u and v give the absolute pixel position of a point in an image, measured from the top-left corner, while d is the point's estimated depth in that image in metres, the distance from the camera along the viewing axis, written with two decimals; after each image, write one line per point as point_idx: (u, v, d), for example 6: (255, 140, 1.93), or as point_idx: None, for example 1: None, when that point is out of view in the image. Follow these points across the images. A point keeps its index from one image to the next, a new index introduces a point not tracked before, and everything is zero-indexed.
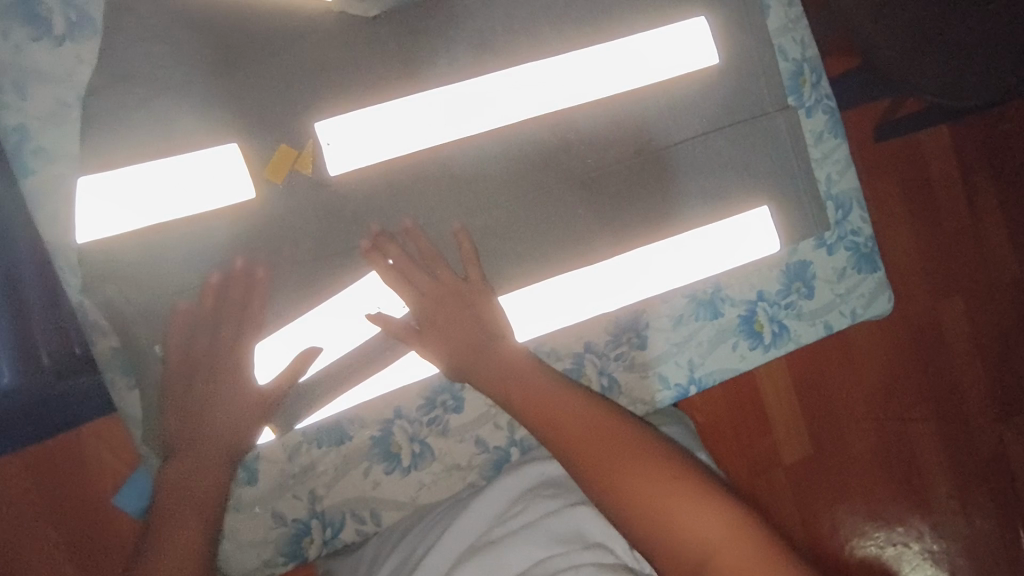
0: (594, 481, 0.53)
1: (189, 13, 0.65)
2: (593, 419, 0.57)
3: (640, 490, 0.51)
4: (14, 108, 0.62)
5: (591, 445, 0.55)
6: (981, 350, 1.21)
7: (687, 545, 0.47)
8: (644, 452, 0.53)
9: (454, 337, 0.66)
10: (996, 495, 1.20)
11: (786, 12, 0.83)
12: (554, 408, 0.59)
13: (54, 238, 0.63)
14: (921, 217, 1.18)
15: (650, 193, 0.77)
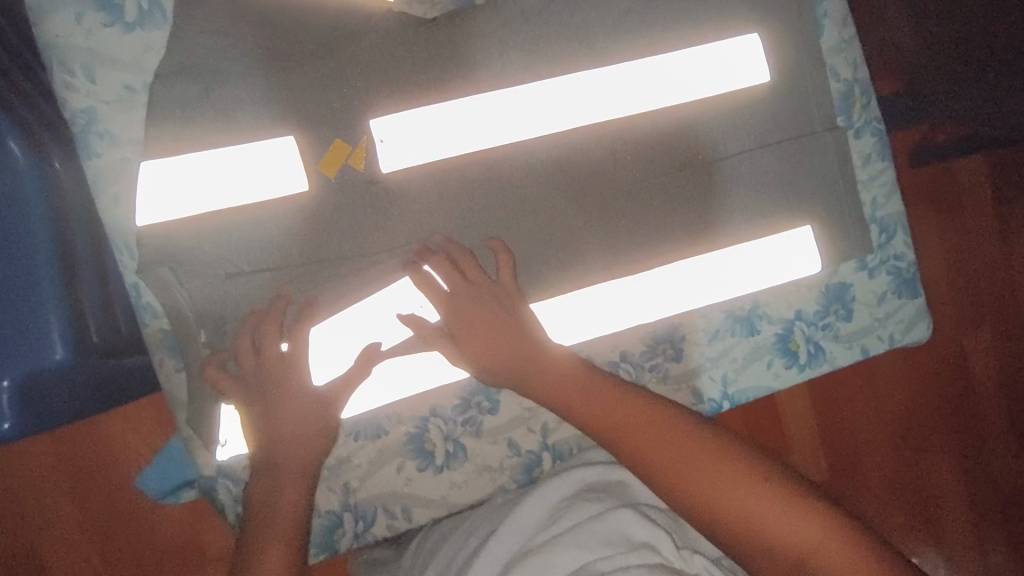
0: (670, 493, 0.54)
1: (252, 7, 0.66)
2: (655, 426, 0.58)
3: (724, 495, 0.53)
4: (83, 91, 0.63)
5: (666, 455, 0.56)
6: (1007, 382, 1.19)
7: (780, 546, 0.50)
8: (713, 452, 0.56)
9: (480, 329, 0.65)
10: (1013, 531, 1.18)
11: (840, 31, 0.81)
12: (618, 417, 0.59)
13: (115, 220, 0.65)
14: (950, 243, 1.17)
15: (694, 207, 0.77)
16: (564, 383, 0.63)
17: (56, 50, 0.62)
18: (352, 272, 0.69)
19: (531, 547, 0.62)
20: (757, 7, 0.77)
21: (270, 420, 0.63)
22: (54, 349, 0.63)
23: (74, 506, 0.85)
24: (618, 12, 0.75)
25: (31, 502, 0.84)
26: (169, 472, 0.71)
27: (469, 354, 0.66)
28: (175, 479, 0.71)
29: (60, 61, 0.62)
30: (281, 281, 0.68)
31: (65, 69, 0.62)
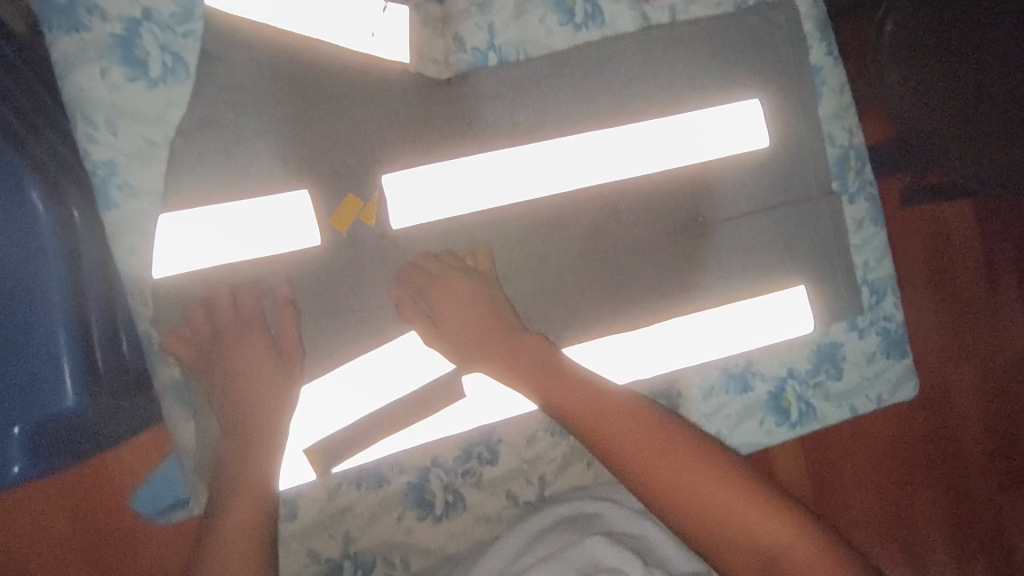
0: (651, 489, 0.59)
1: (273, 67, 0.68)
2: (635, 422, 0.63)
3: (700, 496, 0.58)
4: (105, 144, 0.64)
5: (645, 453, 0.60)
6: (987, 419, 1.22)
7: (751, 546, 0.55)
8: (689, 453, 0.60)
9: (458, 322, 0.69)
10: (991, 563, 1.21)
11: (838, 99, 0.84)
12: (604, 412, 0.63)
13: (129, 271, 0.66)
14: (936, 290, 1.21)
15: (693, 266, 0.79)
16: (564, 385, 0.65)
17: (81, 104, 0.64)
18: (361, 325, 0.71)
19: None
20: (761, 75, 0.80)
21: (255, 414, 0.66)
22: (66, 396, 0.64)
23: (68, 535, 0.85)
24: (629, 77, 0.77)
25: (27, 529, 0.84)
26: (161, 492, 0.72)
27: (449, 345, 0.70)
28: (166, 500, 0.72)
29: (84, 114, 0.64)
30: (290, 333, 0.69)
31: (88, 122, 0.64)
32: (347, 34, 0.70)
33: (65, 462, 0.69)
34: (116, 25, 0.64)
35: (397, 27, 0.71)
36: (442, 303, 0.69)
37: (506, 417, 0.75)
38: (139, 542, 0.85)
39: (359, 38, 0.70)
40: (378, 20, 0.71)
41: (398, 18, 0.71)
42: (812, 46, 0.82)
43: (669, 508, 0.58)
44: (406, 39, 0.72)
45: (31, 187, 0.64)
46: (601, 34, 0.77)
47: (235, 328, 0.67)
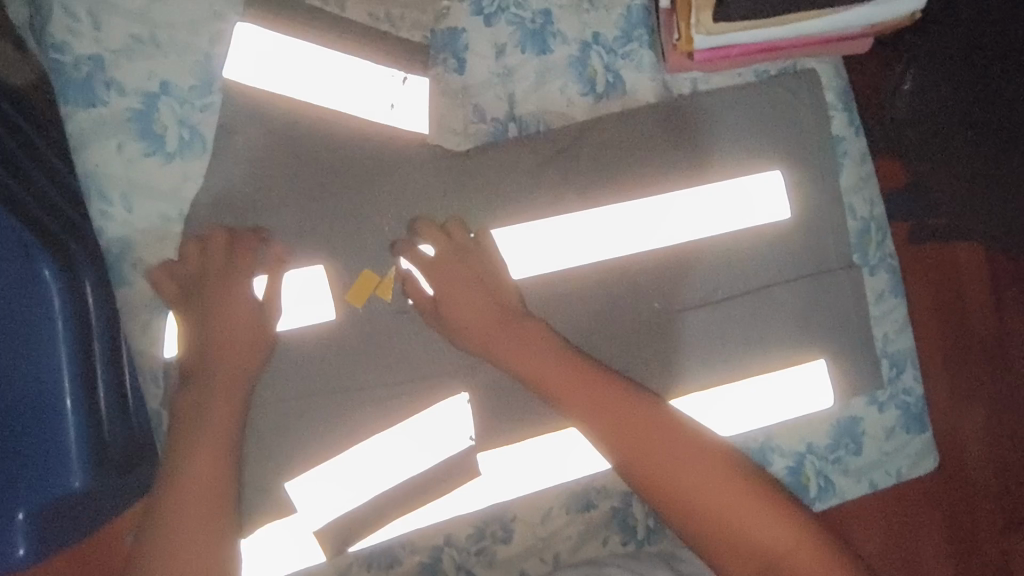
0: (656, 488, 0.61)
1: (289, 140, 0.67)
2: (639, 419, 0.63)
3: (704, 499, 0.60)
4: (119, 220, 0.64)
5: (651, 455, 0.62)
6: None
7: (752, 548, 0.58)
8: (693, 455, 0.62)
9: (464, 294, 0.67)
10: None
11: (859, 170, 0.82)
12: (609, 410, 0.64)
13: (141, 347, 0.65)
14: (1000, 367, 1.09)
15: (712, 338, 0.78)
16: (573, 384, 0.65)
17: (97, 180, 0.63)
18: (375, 401, 0.69)
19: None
20: (784, 146, 0.79)
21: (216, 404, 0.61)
22: (72, 479, 0.62)
23: None
24: (650, 149, 0.75)
25: None
26: None
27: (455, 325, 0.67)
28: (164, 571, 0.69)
29: (100, 190, 0.63)
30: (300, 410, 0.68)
31: (103, 198, 0.63)
32: (366, 106, 0.68)
33: (71, 535, 0.68)
34: (133, 99, 0.63)
35: (416, 98, 0.70)
36: (450, 273, 0.68)
37: (521, 494, 0.73)
38: None
39: (377, 108, 0.69)
40: (397, 92, 0.70)
41: (417, 88, 0.70)
42: (834, 116, 0.81)
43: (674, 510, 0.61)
44: (426, 110, 0.71)
45: (43, 261, 0.63)
46: (623, 103, 0.76)
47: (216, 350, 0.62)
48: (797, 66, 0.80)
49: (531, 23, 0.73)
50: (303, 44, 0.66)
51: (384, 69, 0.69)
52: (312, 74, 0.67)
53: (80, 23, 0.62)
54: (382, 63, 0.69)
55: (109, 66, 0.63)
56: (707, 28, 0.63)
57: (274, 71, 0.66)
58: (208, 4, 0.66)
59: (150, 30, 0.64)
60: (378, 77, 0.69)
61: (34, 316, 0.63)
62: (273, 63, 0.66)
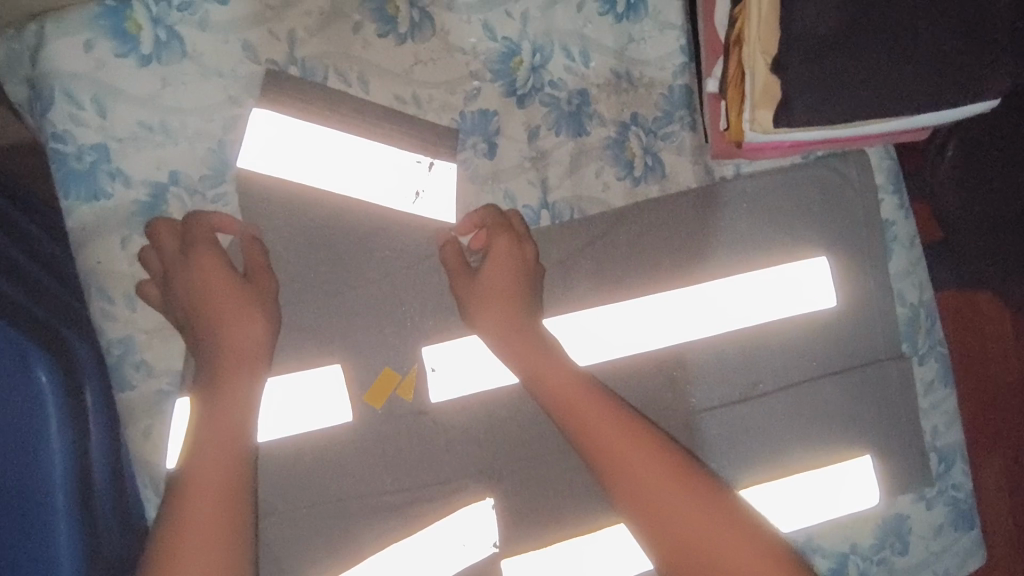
0: (684, 568, 0.56)
1: (310, 232, 0.62)
2: (675, 485, 0.58)
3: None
4: (122, 320, 0.58)
5: (683, 527, 0.57)
6: None
7: None
8: (731, 531, 0.57)
9: (501, 274, 0.63)
10: None
11: (907, 255, 0.78)
12: (644, 473, 0.58)
13: (140, 456, 0.59)
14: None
15: (752, 431, 0.73)
16: (614, 437, 0.60)
17: (99, 277, 0.58)
18: (394, 511, 0.64)
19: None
20: (826, 232, 0.75)
21: (219, 429, 0.53)
22: None
23: None
24: (688, 234, 0.71)
25: None
26: None
27: (484, 320, 0.63)
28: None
29: (101, 288, 0.58)
30: (314, 523, 0.62)
31: (105, 297, 0.58)
32: (390, 195, 0.64)
33: None
34: (140, 190, 0.59)
35: (444, 185, 0.66)
36: (495, 254, 0.63)
37: None
38: None
39: (402, 197, 0.64)
40: (423, 178, 0.65)
41: (444, 175, 0.66)
42: (884, 199, 0.77)
43: (661, 545, 0.57)
44: (454, 196, 0.66)
45: (38, 364, 0.58)
46: (660, 187, 0.72)
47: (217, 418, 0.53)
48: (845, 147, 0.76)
49: (567, 104, 0.70)
50: (325, 132, 0.62)
51: (409, 154, 0.65)
52: (335, 163, 0.63)
53: (85, 110, 0.58)
54: (408, 149, 0.64)
55: (115, 156, 0.58)
56: (764, 126, 0.59)
57: (295, 160, 0.62)
58: (223, 88, 0.61)
59: (160, 116, 0.59)
60: (403, 163, 0.65)
61: (27, 423, 0.58)
62: (293, 151, 0.62)
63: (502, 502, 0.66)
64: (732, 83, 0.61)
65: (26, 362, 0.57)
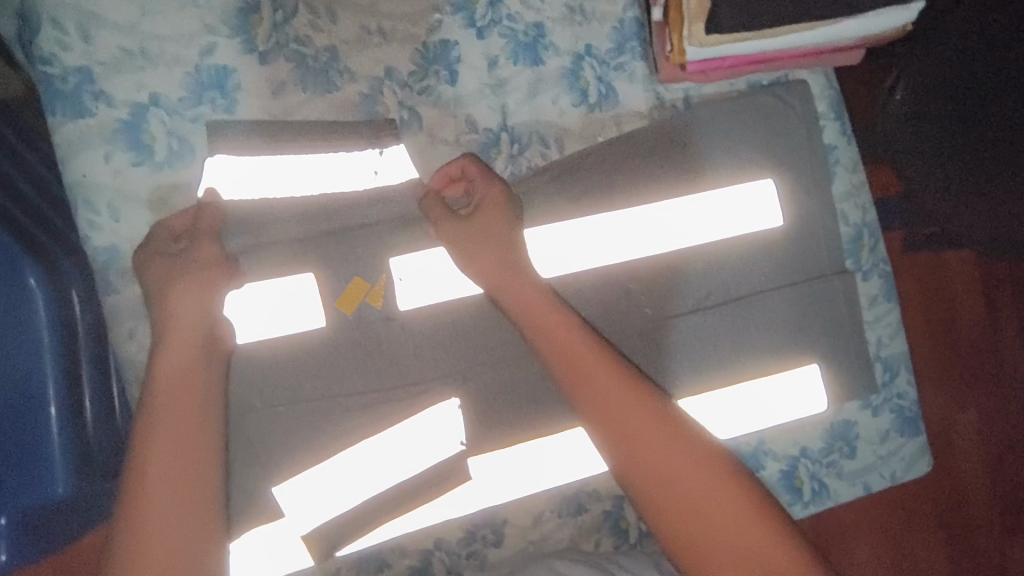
0: (630, 472, 0.57)
1: (282, 150, 0.67)
2: (627, 393, 0.59)
3: (681, 488, 0.56)
4: (107, 230, 0.63)
5: (631, 434, 0.58)
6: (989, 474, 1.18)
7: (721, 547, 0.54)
8: (678, 443, 0.58)
9: (491, 223, 0.66)
10: None
11: (850, 177, 0.82)
12: (597, 380, 0.60)
13: (126, 355, 0.64)
14: (948, 355, 1.18)
15: (702, 340, 0.79)
16: (571, 346, 0.62)
17: (84, 190, 0.63)
18: (368, 410, 0.69)
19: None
20: (773, 154, 0.79)
21: (182, 353, 0.56)
22: (57, 484, 0.64)
23: None
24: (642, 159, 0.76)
25: None
26: None
27: (478, 263, 0.66)
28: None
29: (87, 201, 0.63)
30: (293, 422, 0.68)
31: (91, 209, 0.63)
32: (350, 179, 0.69)
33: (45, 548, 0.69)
34: (122, 110, 0.63)
35: (399, 162, 0.70)
36: (483, 203, 0.67)
37: (512, 499, 0.74)
38: None
39: (363, 179, 0.69)
40: (377, 161, 0.70)
41: (396, 157, 0.70)
42: (826, 126, 0.81)
43: (636, 481, 0.57)
44: (411, 167, 0.70)
45: (28, 269, 0.65)
46: (615, 113, 0.76)
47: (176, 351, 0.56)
48: (788, 77, 0.80)
49: (523, 35, 0.74)
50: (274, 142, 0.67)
51: (360, 143, 0.69)
52: (293, 166, 0.68)
53: (69, 36, 0.62)
54: (357, 141, 0.69)
55: (98, 78, 0.63)
56: (699, 39, 0.64)
57: (252, 162, 0.66)
58: (197, 18, 0.65)
59: (139, 43, 0.64)
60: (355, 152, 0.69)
61: (21, 324, 0.66)
62: (247, 163, 0.66)
63: (467, 404, 0.72)
64: (674, 7, 0.66)
65: (18, 268, 0.65)
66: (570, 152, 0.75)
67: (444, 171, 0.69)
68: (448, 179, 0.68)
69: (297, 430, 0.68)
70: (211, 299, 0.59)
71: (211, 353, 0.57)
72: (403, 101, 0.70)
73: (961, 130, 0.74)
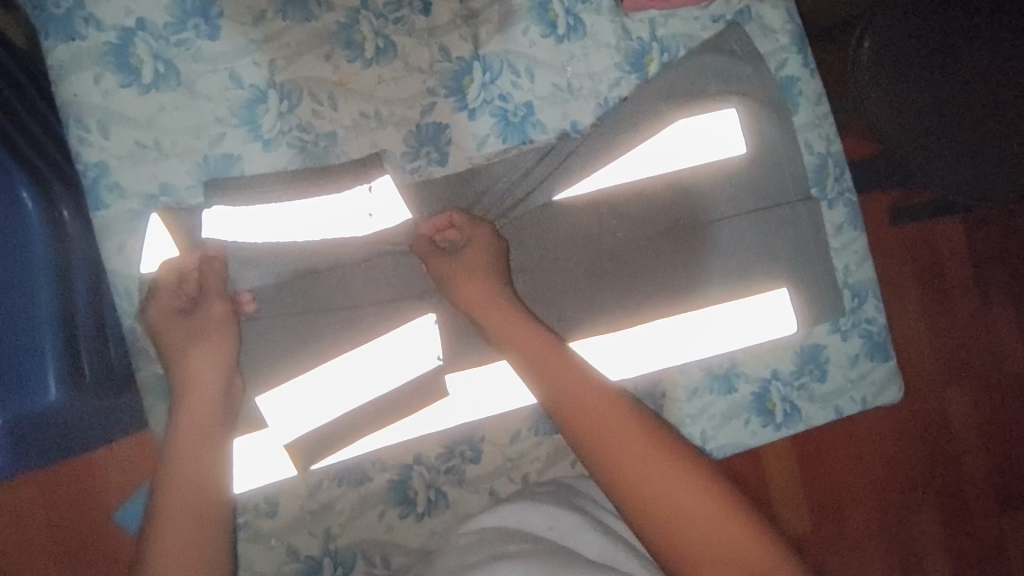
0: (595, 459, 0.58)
1: (261, 75, 0.70)
2: (588, 389, 0.61)
3: (642, 475, 0.55)
4: (96, 147, 0.67)
5: (592, 420, 0.59)
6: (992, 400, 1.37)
7: (682, 528, 0.53)
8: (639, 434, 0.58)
9: (476, 261, 0.69)
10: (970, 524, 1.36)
11: (814, 109, 0.85)
12: (562, 376, 0.62)
13: (116, 266, 0.68)
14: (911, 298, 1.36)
15: (676, 264, 0.80)
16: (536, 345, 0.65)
17: (74, 109, 0.66)
18: (345, 322, 0.71)
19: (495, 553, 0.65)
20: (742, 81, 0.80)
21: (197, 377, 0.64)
22: (48, 391, 0.69)
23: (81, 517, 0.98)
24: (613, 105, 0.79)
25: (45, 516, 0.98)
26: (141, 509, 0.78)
27: (465, 287, 0.68)
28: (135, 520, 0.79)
29: (78, 119, 0.67)
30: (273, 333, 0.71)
31: (81, 127, 0.67)
32: (346, 221, 0.71)
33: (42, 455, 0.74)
34: (110, 34, 0.67)
35: (391, 197, 0.72)
36: (476, 241, 0.69)
37: (489, 416, 0.76)
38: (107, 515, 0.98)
39: (359, 222, 0.72)
40: (370, 199, 0.72)
41: (386, 190, 0.72)
42: (788, 59, 0.84)
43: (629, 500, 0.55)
44: (402, 203, 0.72)
45: (19, 182, 0.71)
46: (583, 45, 0.79)
47: (192, 318, 0.66)
48: (751, 10, 0.83)
49: None
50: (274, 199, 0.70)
51: (354, 186, 0.71)
52: (293, 222, 0.70)
53: None
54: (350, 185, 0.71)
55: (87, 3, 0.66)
56: None
57: (251, 215, 0.69)
58: None
59: None
60: (349, 192, 0.71)
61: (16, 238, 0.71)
62: (244, 218, 0.69)
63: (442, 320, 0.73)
64: None
65: (12, 185, 0.70)
66: (542, 82, 0.78)
67: (431, 219, 0.71)
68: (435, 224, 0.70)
69: (279, 342, 0.71)
70: (219, 344, 0.65)
71: (218, 360, 0.65)
72: (378, 31, 0.74)
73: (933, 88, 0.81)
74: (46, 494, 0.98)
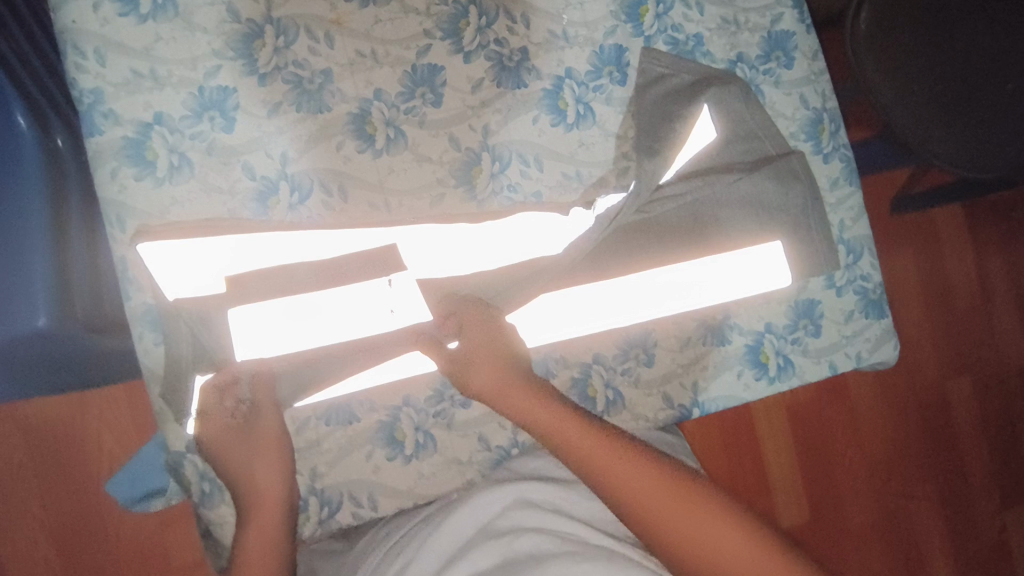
0: (594, 479, 0.55)
1: (259, 10, 0.71)
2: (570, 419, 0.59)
3: (640, 491, 0.53)
4: (93, 73, 0.67)
5: (580, 442, 0.57)
6: (988, 384, 1.37)
7: (688, 543, 0.51)
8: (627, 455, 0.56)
9: (478, 338, 0.64)
10: (969, 510, 1.35)
11: (810, 64, 0.85)
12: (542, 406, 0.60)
13: (108, 194, 0.68)
14: (915, 283, 1.34)
15: (676, 217, 0.77)
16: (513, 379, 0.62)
17: (71, 35, 0.67)
18: (342, 335, 0.68)
19: (502, 524, 0.64)
20: None
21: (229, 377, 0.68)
22: (38, 316, 0.69)
23: (67, 474, 1.03)
24: (619, 76, 0.81)
25: (29, 475, 1.02)
26: (139, 478, 0.77)
27: (467, 331, 0.64)
28: (142, 484, 0.76)
29: (74, 44, 0.67)
30: (277, 328, 0.68)
31: (78, 53, 0.67)
32: (367, 319, 0.69)
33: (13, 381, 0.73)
34: None
35: (411, 292, 0.70)
36: (474, 330, 0.64)
37: None
38: (95, 467, 1.04)
39: (379, 320, 0.69)
40: (390, 296, 0.70)
41: (405, 286, 0.70)
42: (783, 13, 0.85)
43: (634, 519, 0.53)
44: (420, 295, 0.70)
45: (16, 109, 0.75)
46: None
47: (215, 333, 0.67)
48: None
49: None
50: (285, 292, 0.67)
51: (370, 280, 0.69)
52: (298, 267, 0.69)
53: None
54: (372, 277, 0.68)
55: None
56: None
57: (264, 316, 0.68)
58: None
59: None
60: (365, 288, 0.69)
61: (16, 158, 0.75)
62: (264, 323, 0.68)
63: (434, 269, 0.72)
64: None
65: (8, 106, 0.74)
66: (537, 29, 0.79)
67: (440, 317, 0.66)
68: (441, 318, 0.66)
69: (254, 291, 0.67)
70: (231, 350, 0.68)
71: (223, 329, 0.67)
72: None
73: (914, 54, 0.88)
74: (40, 447, 1.03)
